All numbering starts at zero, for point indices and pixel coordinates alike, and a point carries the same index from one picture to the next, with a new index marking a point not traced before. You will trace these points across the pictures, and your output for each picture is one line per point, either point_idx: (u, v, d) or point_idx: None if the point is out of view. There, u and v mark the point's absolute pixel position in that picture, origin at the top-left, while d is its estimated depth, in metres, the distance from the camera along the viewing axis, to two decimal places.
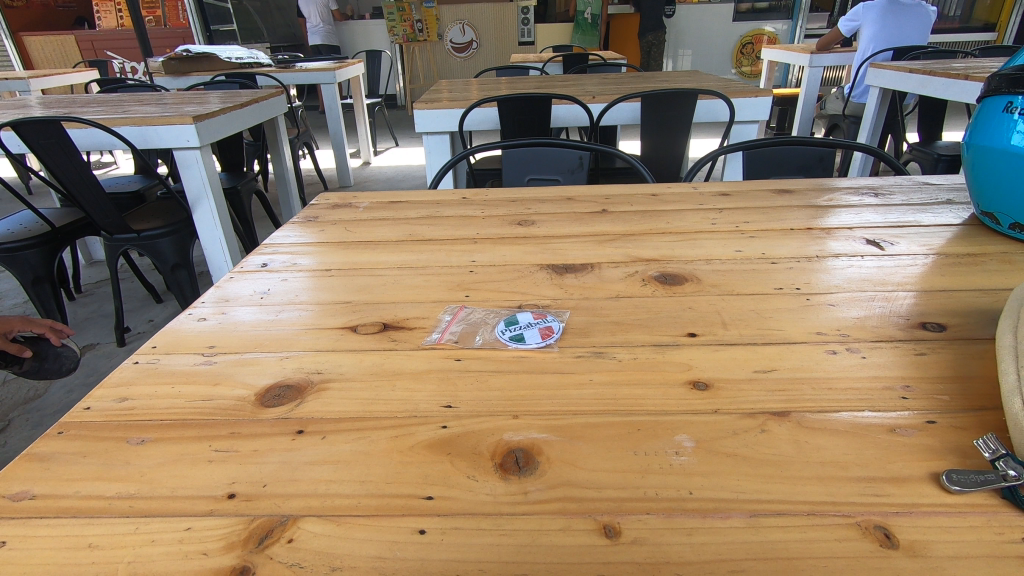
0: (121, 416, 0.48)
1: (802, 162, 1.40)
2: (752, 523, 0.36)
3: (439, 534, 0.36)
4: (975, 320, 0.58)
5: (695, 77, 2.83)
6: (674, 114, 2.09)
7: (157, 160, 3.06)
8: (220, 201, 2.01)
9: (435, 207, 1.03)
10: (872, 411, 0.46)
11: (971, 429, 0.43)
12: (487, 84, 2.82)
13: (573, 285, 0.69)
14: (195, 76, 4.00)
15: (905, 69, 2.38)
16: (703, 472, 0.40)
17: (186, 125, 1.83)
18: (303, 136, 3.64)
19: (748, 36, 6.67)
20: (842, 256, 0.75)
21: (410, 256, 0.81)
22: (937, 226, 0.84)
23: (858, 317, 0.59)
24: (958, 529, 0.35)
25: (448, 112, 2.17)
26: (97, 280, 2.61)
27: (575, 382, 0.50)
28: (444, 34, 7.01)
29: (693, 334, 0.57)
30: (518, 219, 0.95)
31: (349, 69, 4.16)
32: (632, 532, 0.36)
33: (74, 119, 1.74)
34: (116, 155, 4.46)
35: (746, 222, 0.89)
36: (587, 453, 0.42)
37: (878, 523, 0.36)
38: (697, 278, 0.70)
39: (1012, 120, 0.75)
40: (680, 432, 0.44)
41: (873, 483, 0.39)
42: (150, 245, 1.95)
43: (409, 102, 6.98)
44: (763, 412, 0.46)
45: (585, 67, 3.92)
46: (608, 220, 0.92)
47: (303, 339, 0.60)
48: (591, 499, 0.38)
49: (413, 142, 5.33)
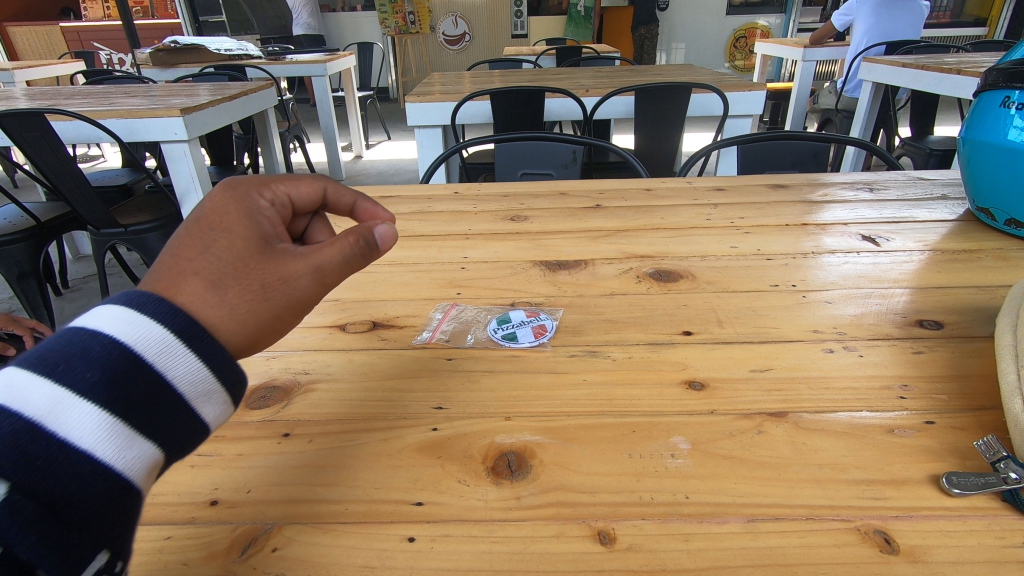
0: None
1: (798, 157, 1.39)
2: (750, 528, 0.35)
3: (429, 541, 0.35)
4: (973, 318, 0.57)
5: (690, 71, 2.83)
6: (667, 108, 2.08)
7: (145, 152, 3.02)
8: (209, 194, 1.98)
9: (426, 202, 1.02)
10: (870, 411, 0.45)
11: (969, 430, 0.42)
12: (479, 78, 2.79)
13: (567, 282, 0.68)
14: (183, 69, 3.95)
15: (897, 64, 2.37)
16: (700, 475, 0.39)
17: (174, 118, 1.81)
18: (295, 129, 3.62)
19: (741, 30, 6.66)
20: (837, 252, 0.74)
21: (401, 252, 0.79)
22: (932, 222, 0.83)
23: (855, 315, 0.59)
24: (958, 533, 0.34)
25: (440, 106, 2.14)
26: (85, 275, 2.58)
27: (568, 382, 0.49)
28: (437, 27, 6.91)
29: (689, 333, 0.56)
30: (511, 214, 0.93)
31: (340, 61, 4.12)
32: (627, 538, 0.35)
33: (57, 110, 1.72)
34: (103, 148, 4.42)
35: (741, 218, 0.88)
36: (582, 456, 0.41)
37: (877, 527, 0.35)
38: (692, 275, 0.69)
39: (1008, 115, 0.74)
40: (675, 434, 0.43)
41: (873, 486, 0.38)
42: (138, 240, 1.92)
43: (402, 95, 6.93)
44: (761, 412, 0.45)
45: (579, 60, 3.89)
46: (602, 216, 0.91)
47: (290, 338, 0.58)
48: (586, 504, 0.37)
49: (404, 135, 5.30)
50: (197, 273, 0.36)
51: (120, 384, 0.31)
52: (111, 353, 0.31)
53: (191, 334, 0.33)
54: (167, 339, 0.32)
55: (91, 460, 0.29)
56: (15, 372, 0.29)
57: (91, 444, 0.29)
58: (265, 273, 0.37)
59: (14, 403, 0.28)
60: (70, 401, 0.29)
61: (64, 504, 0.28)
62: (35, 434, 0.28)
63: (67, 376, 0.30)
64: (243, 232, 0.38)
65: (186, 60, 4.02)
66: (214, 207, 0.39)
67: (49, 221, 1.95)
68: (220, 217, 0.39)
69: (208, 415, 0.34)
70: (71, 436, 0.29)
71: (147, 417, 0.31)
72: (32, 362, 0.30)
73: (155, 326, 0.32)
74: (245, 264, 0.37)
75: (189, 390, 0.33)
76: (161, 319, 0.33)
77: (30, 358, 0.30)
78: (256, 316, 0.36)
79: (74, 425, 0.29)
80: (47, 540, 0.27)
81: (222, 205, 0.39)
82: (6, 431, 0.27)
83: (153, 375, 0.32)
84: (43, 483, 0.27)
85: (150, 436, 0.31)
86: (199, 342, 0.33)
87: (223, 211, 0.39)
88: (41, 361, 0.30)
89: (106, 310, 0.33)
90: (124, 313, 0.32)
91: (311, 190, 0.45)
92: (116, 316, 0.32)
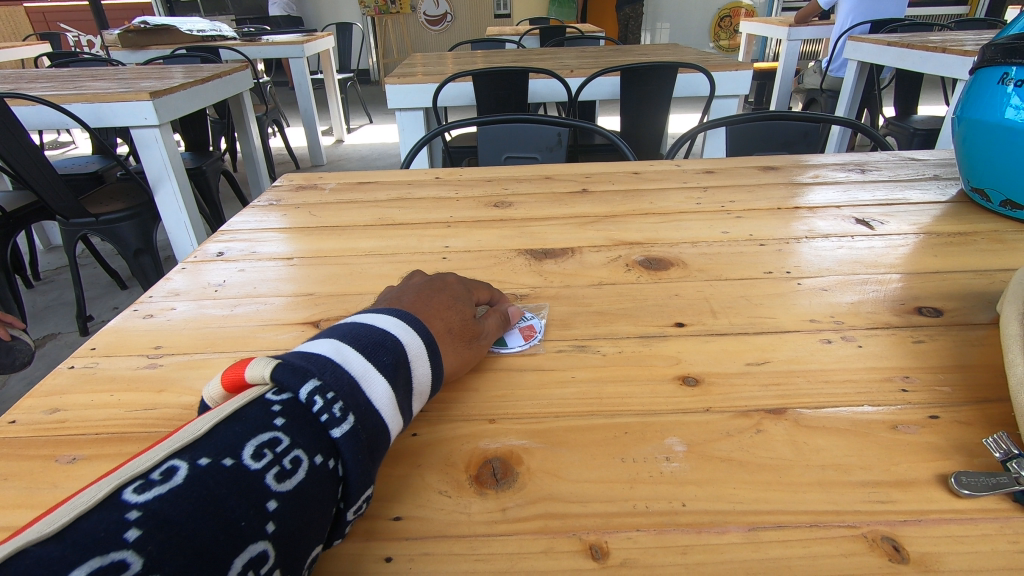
0: (51, 430, 0.43)
1: (787, 138, 1.37)
2: (751, 538, 0.33)
3: (408, 561, 0.32)
4: (973, 304, 0.56)
5: (677, 50, 2.78)
6: (653, 87, 2.04)
7: (115, 138, 2.91)
8: (183, 181, 1.91)
9: (407, 187, 0.98)
10: (871, 406, 0.43)
11: (976, 425, 0.40)
12: (462, 58, 2.72)
13: (553, 272, 0.65)
14: (153, 50, 3.80)
15: (882, 42, 2.34)
16: (697, 481, 0.37)
17: (143, 102, 1.73)
18: (272, 113, 3.51)
19: (725, 8, 6.59)
20: (831, 236, 0.72)
21: (380, 242, 0.76)
22: (926, 204, 0.81)
23: (852, 302, 0.56)
24: (971, 539, 0.32)
25: (421, 87, 2.08)
26: (56, 266, 2.49)
27: (556, 380, 0.47)
28: (417, 6, 6.74)
29: (682, 324, 0.54)
30: (495, 200, 0.90)
31: (318, 42, 3.99)
32: (621, 553, 0.32)
33: (18, 95, 1.63)
34: (73, 134, 4.26)
35: (731, 201, 0.85)
36: (571, 462, 0.38)
37: (885, 534, 0.33)
38: (683, 263, 0.66)
39: (1006, 92, 0.72)
40: (670, 435, 0.40)
41: (879, 488, 0.36)
42: (111, 230, 1.85)
43: (383, 77, 6.78)
44: (758, 410, 0.43)
45: (562, 40, 3.81)
46: (588, 200, 0.88)
47: (261, 338, 0.54)
48: (576, 515, 0.35)
49: (385, 119, 5.19)
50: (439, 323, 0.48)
51: (400, 371, 0.40)
52: (397, 346, 0.40)
53: (432, 348, 0.43)
54: (421, 349, 0.42)
55: (382, 417, 0.37)
56: (338, 342, 0.38)
57: (383, 407, 0.37)
58: (470, 331, 0.49)
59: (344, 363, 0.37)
60: (373, 372, 0.37)
61: (371, 444, 0.35)
62: (358, 387, 0.36)
63: (373, 354, 0.39)
64: (458, 303, 0.51)
65: (157, 42, 3.88)
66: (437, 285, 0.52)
67: (14, 210, 1.88)
68: (451, 288, 0.52)
69: (415, 410, 0.41)
70: (375, 396, 0.37)
71: (408, 397, 0.40)
72: (350, 338, 0.39)
73: (416, 338, 0.42)
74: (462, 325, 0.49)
75: (418, 388, 0.41)
76: (420, 333, 0.43)
77: (345, 335, 0.39)
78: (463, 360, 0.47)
79: (377, 389, 0.37)
80: (363, 465, 0.34)
81: (446, 285, 0.52)
82: (345, 380, 0.36)
83: (409, 371, 0.41)
84: (365, 422, 0.35)
85: (403, 416, 0.39)
86: (434, 355, 0.43)
87: (441, 288, 0.52)
88: (354, 338, 0.39)
89: (385, 317, 0.43)
90: (399, 325, 0.43)
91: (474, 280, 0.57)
92: (395, 323, 0.43)
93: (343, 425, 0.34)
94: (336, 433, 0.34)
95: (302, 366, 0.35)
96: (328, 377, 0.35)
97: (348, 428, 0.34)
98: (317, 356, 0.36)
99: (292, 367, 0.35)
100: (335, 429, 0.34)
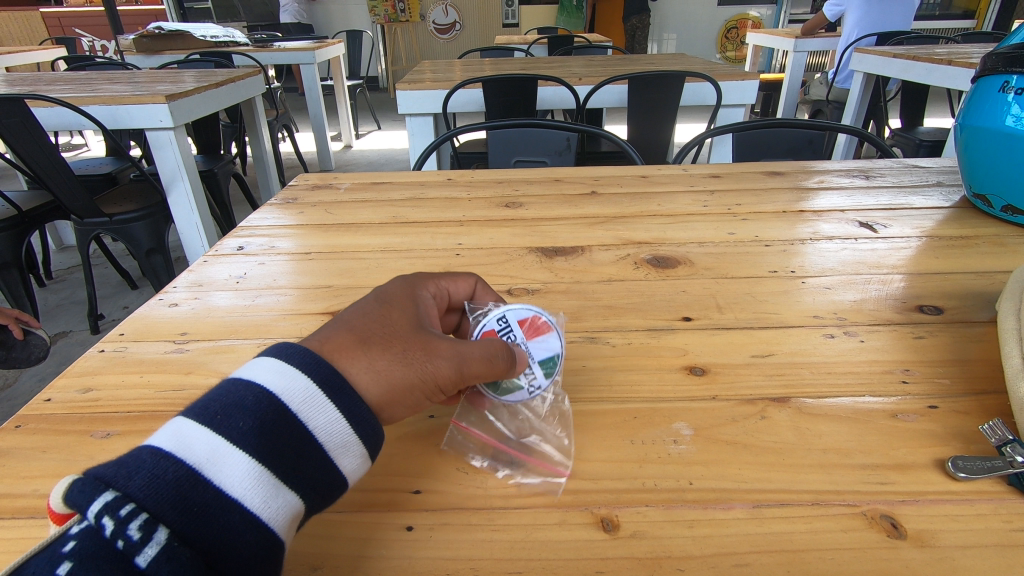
0: (84, 408, 0.45)
1: (792, 145, 1.39)
2: (755, 514, 0.34)
3: (427, 530, 0.34)
4: (972, 303, 0.57)
5: (684, 60, 2.81)
6: (660, 95, 2.07)
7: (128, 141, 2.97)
8: (196, 182, 1.94)
9: (418, 188, 1.00)
10: (873, 396, 0.44)
11: (973, 414, 0.42)
12: (471, 66, 2.76)
13: (563, 268, 0.67)
14: (168, 56, 3.87)
15: (888, 54, 2.37)
16: (704, 461, 0.38)
17: (159, 105, 1.76)
18: (283, 119, 3.57)
19: (731, 21, 6.67)
20: (834, 239, 0.73)
21: (393, 239, 0.78)
22: (928, 209, 0.83)
23: (855, 301, 0.58)
24: (966, 517, 0.34)
25: (432, 93, 2.11)
26: (68, 266, 2.53)
27: (569, 368, 0.49)
28: (427, 15, 6.86)
29: (689, 319, 0.56)
30: (505, 201, 0.92)
31: (330, 50, 4.05)
32: (631, 526, 0.34)
33: (37, 96, 1.67)
34: (87, 137, 4.34)
35: (738, 204, 0.87)
36: (583, 443, 0.40)
37: (884, 512, 0.34)
38: (689, 262, 0.68)
39: (1007, 101, 0.74)
40: (678, 420, 0.42)
41: (878, 470, 0.37)
42: (123, 230, 1.88)
43: (392, 85, 6.86)
44: (763, 397, 0.44)
45: (571, 50, 3.86)
46: (597, 202, 0.90)
47: (281, 325, 0.56)
48: (589, 491, 0.36)
49: (394, 125, 5.25)
50: (360, 335, 0.38)
51: (270, 433, 0.31)
52: (262, 402, 0.32)
53: (330, 381, 0.34)
54: (312, 390, 0.33)
55: (240, 508, 0.29)
56: (182, 418, 0.31)
57: (243, 492, 0.30)
58: (409, 339, 0.39)
59: (178, 450, 0.29)
60: (223, 449, 0.30)
61: (211, 553, 0.28)
62: (193, 479, 0.29)
63: (225, 423, 0.31)
64: (404, 314, 0.41)
65: (170, 47, 3.93)
66: (379, 293, 0.42)
67: (30, 210, 1.91)
68: (385, 292, 0.43)
69: (347, 468, 0.33)
70: (223, 482, 0.29)
71: (290, 462, 0.32)
72: (194, 412, 0.31)
73: (300, 379, 0.33)
74: (400, 338, 0.38)
75: (329, 441, 0.33)
76: (307, 368, 0.34)
77: (193, 405, 0.32)
78: (397, 379, 0.37)
79: (226, 472, 0.30)
80: None
81: (393, 292, 0.43)
82: (168, 478, 0.28)
83: (296, 426, 0.32)
84: (196, 532, 0.28)
85: (292, 486, 0.31)
86: (338, 391, 0.34)
87: (385, 296, 0.42)
88: (202, 408, 0.32)
89: (260, 358, 0.34)
90: (278, 366, 0.33)
91: (467, 285, 0.49)
92: (268, 366, 0.34)
93: (148, 549, 0.27)
94: (140, 562, 0.26)
95: (102, 476, 0.28)
96: (132, 484, 0.28)
97: (158, 548, 0.27)
98: (137, 453, 0.29)
99: (86, 480, 0.28)
100: (138, 555, 0.27)
